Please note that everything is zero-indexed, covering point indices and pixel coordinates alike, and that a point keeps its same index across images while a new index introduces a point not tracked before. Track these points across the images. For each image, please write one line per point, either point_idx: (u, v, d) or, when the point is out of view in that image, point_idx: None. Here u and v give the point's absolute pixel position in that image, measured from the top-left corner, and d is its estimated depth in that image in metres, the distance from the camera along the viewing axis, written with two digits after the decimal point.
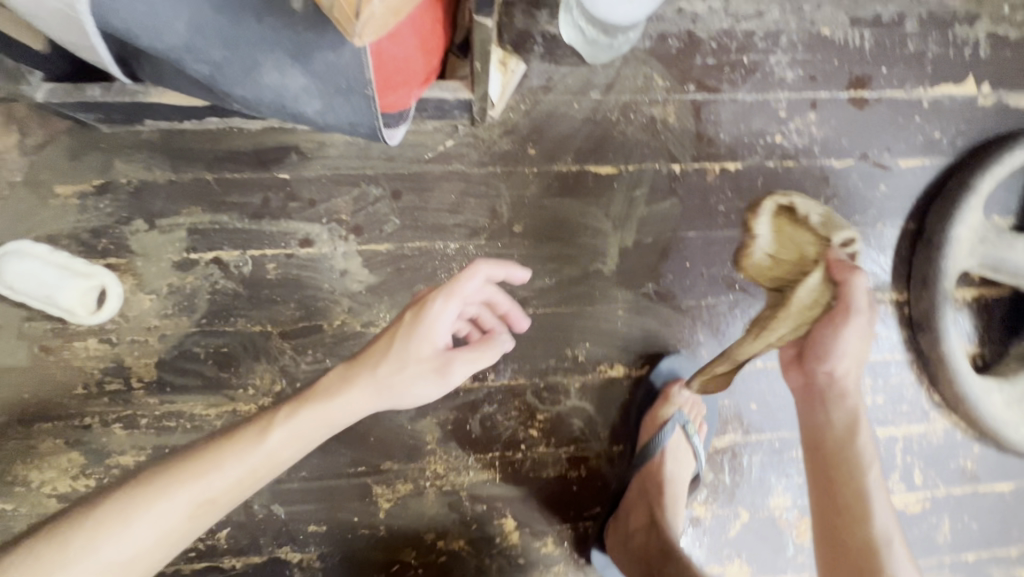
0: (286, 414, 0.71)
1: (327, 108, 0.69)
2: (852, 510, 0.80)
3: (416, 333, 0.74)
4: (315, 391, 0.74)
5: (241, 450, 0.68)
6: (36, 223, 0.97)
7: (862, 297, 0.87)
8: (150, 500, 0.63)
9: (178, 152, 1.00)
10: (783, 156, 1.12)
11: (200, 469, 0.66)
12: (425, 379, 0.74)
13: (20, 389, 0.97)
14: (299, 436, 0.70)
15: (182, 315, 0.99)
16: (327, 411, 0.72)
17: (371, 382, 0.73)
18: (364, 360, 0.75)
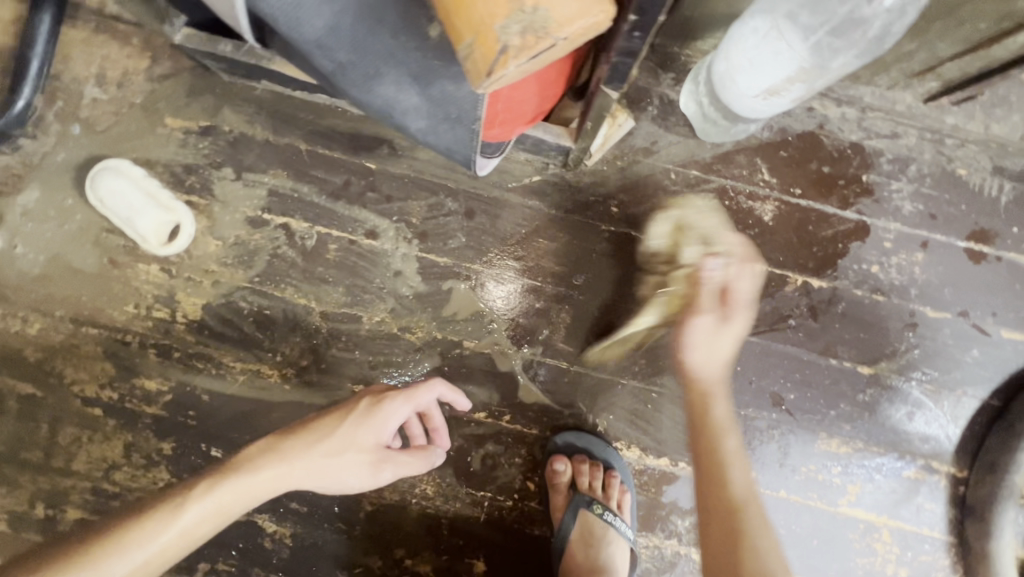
0: (245, 468, 0.78)
1: (431, 128, 0.69)
2: (716, 453, 0.74)
3: (367, 422, 0.82)
4: (244, 461, 0.79)
5: (155, 525, 0.73)
6: (140, 145, 1.03)
7: (698, 338, 0.79)
8: (172, 507, 0.74)
9: (282, 116, 1.03)
10: (874, 288, 1.05)
11: (181, 499, 0.75)
12: (359, 471, 0.81)
13: (80, 291, 1.03)
14: (258, 473, 0.77)
15: (240, 268, 1.03)
16: (272, 477, 0.78)
17: (327, 426, 0.81)
18: (312, 451, 0.80)
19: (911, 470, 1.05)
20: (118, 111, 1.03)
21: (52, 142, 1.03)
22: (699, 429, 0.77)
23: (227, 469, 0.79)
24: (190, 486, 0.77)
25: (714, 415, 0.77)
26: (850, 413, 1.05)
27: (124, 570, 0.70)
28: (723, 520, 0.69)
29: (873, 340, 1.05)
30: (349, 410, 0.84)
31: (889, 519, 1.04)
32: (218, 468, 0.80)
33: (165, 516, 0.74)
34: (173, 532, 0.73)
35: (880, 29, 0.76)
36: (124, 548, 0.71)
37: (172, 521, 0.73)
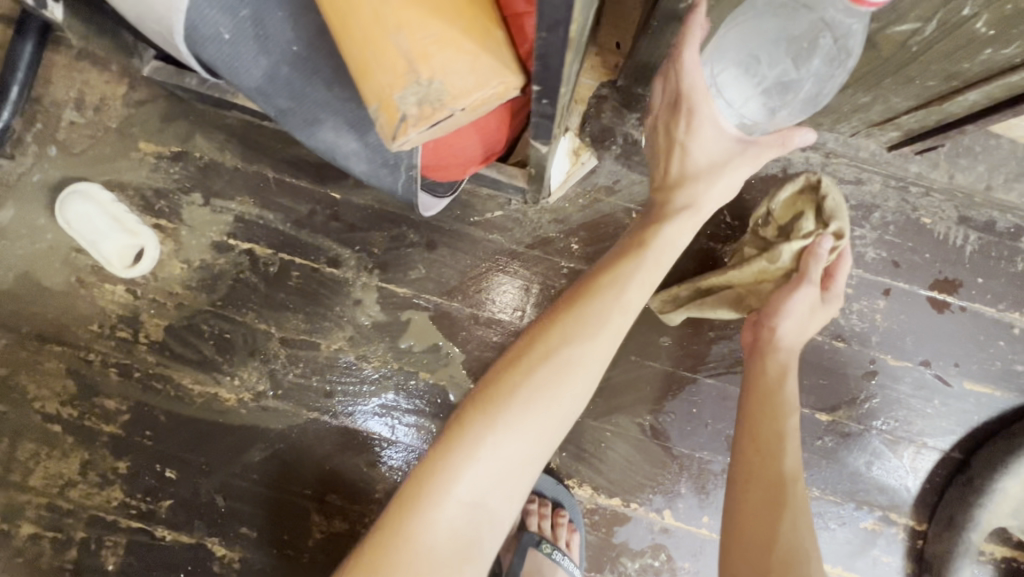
0: (505, 405, 0.76)
1: (372, 172, 0.70)
2: (777, 424, 0.80)
3: (595, 309, 0.79)
4: (524, 371, 0.77)
5: (506, 422, 0.76)
6: (112, 169, 1.06)
7: (796, 306, 0.84)
8: (491, 422, 0.76)
9: (253, 144, 1.06)
10: (834, 335, 1.04)
11: (545, 383, 0.77)
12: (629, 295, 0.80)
13: (47, 308, 1.05)
14: (568, 351, 0.78)
15: (203, 291, 1.05)
16: (587, 367, 0.77)
17: (638, 270, 0.81)
18: (574, 360, 0.77)
19: (868, 520, 1.03)
20: (93, 134, 1.06)
21: (28, 162, 1.06)
22: (755, 410, 0.82)
23: (499, 406, 0.76)
24: (474, 410, 0.76)
25: (774, 362, 0.85)
26: (807, 459, 1.03)
27: (459, 511, 0.74)
28: (768, 488, 0.75)
29: (833, 387, 1.04)
30: (667, 189, 0.81)
31: (844, 571, 1.02)
32: (473, 412, 0.77)
33: (470, 445, 0.75)
34: (530, 441, 0.76)
35: (812, 89, 0.78)
36: (456, 493, 0.75)
37: (514, 418, 0.76)
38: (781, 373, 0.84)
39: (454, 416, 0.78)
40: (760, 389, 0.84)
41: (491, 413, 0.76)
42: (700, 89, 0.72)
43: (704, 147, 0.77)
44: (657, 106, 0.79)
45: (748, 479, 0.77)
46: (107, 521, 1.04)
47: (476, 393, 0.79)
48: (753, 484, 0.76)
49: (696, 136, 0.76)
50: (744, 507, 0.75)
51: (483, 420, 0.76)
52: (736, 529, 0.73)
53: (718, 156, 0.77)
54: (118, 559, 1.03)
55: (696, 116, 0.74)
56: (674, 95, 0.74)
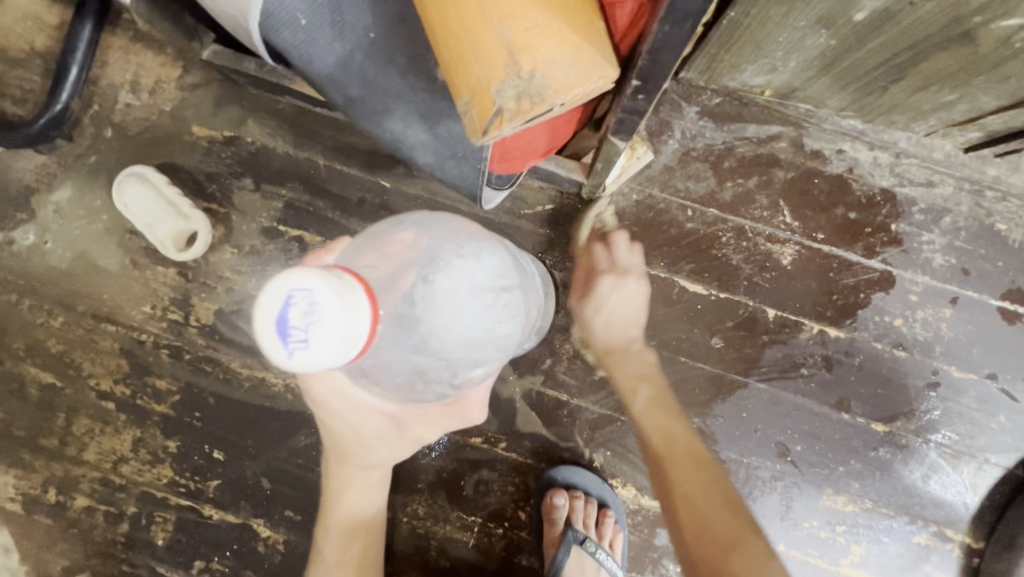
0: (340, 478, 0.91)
1: (438, 164, 0.68)
2: (675, 453, 0.94)
3: (328, 413, 0.81)
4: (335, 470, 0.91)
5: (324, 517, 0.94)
6: (166, 152, 1.06)
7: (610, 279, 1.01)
8: (325, 519, 0.94)
9: (304, 130, 1.05)
10: (896, 343, 1.00)
11: (341, 476, 0.91)
12: (375, 417, 0.77)
13: (102, 288, 1.07)
14: (345, 463, 0.89)
15: (253, 276, 1.05)
16: (392, 442, 0.81)
17: (349, 395, 0.75)
18: (391, 436, 0.80)
19: (922, 535, 1.00)
20: (148, 117, 1.07)
21: (85, 143, 1.07)
22: (677, 468, 0.93)
23: (336, 487, 0.92)
24: (324, 518, 0.94)
25: (634, 361, 0.99)
26: (861, 470, 1.00)
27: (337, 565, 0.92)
28: (711, 522, 0.88)
29: (891, 396, 1.00)
30: (346, 453, 0.87)
31: None
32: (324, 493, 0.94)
33: (323, 535, 0.94)
34: (364, 497, 0.93)
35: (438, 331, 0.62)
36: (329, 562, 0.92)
37: (339, 507, 0.93)
38: (638, 381, 0.98)
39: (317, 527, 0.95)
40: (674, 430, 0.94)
41: (332, 491, 0.93)
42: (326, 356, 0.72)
43: (354, 430, 0.81)
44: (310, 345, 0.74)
45: (704, 540, 0.87)
46: (157, 498, 1.06)
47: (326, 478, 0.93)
48: (702, 505, 0.90)
49: (334, 424, 0.82)
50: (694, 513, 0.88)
51: (328, 517, 0.94)
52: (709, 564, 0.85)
53: (371, 417, 0.77)
54: (168, 534, 1.06)
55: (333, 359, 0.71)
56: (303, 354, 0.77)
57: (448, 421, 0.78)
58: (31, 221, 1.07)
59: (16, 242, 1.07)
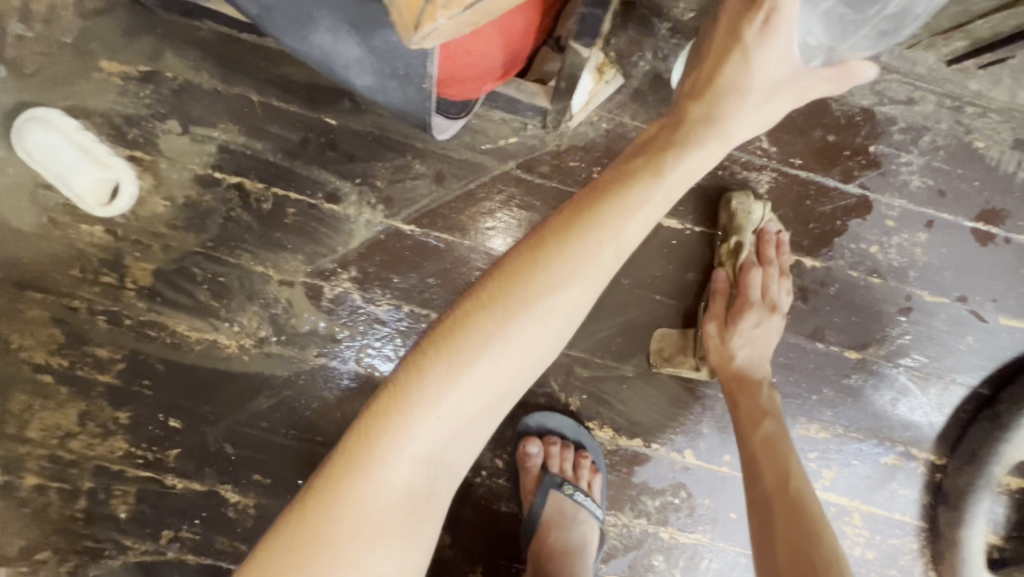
0: (574, 270, 0.52)
1: (378, 86, 0.60)
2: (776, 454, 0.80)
3: (721, 95, 0.59)
4: (554, 266, 0.52)
5: (463, 343, 0.52)
6: (73, 92, 0.93)
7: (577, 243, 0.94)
8: (455, 371, 0.52)
9: (232, 62, 0.93)
10: (871, 269, 0.98)
11: (577, 263, 0.52)
12: (781, 89, 0.60)
13: (20, 252, 0.96)
14: (648, 203, 0.54)
15: (191, 231, 0.96)
16: (697, 155, 0.57)
17: (727, 78, 0.59)
18: (694, 132, 0.58)
19: (889, 456, 1.02)
20: (46, 51, 0.92)
21: None
22: (768, 469, 0.78)
23: (526, 297, 0.52)
24: (456, 345, 0.52)
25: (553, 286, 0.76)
26: (833, 397, 1.01)
27: (399, 485, 0.55)
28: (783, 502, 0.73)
29: (864, 324, 0.99)
30: (701, 105, 0.59)
31: (861, 504, 1.03)
32: (490, 298, 0.53)
33: (445, 388, 0.53)
34: (539, 334, 0.53)
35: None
36: (407, 441, 0.54)
37: (452, 378, 0.53)
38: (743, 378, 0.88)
39: (418, 342, 0.55)
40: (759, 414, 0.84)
41: (494, 324, 0.52)
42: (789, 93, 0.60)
43: (760, 69, 0.58)
44: None
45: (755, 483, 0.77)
46: (113, 471, 1.00)
47: (482, 279, 0.54)
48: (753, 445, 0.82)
49: (744, 60, 0.58)
50: (787, 529, 0.69)
51: (483, 335, 0.52)
52: (770, 500, 0.74)
53: (779, 78, 0.59)
54: (130, 507, 1.01)
55: (800, 96, 0.61)
56: None
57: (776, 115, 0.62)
58: None
59: None
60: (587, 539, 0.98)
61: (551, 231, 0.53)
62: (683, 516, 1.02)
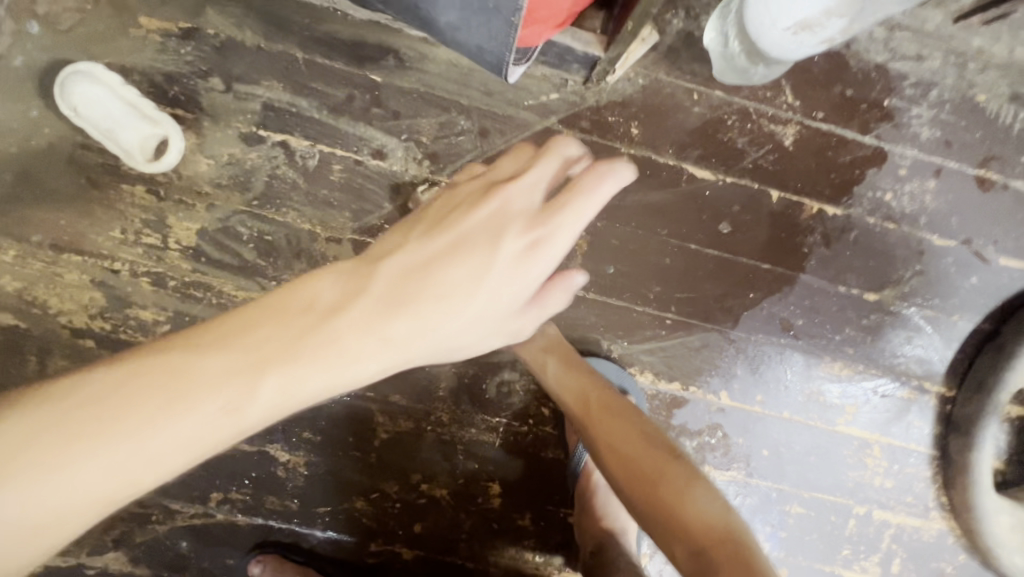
0: (301, 356, 0.51)
1: (462, 21, 0.64)
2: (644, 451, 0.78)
3: (480, 205, 0.59)
4: (290, 349, 0.51)
5: (214, 381, 0.48)
6: (110, 49, 0.91)
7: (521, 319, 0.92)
8: (178, 399, 0.47)
9: (275, 19, 0.93)
10: (886, 216, 1.06)
11: (309, 346, 0.51)
12: (497, 259, 0.57)
13: (58, 215, 0.94)
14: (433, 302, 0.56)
15: (236, 190, 0.96)
16: (456, 261, 0.57)
17: (471, 189, 0.61)
18: (450, 241, 0.57)
19: (904, 390, 1.10)
20: (82, 7, 0.91)
21: (6, 42, 0.90)
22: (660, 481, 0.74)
23: (263, 361, 0.50)
24: (159, 358, 0.49)
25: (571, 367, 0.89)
26: (854, 337, 1.08)
27: (97, 472, 0.46)
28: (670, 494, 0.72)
29: (881, 267, 1.06)
30: (493, 215, 0.58)
31: (880, 437, 1.10)
32: (284, 309, 0.52)
33: (164, 415, 0.47)
34: (263, 404, 0.50)
35: None
36: (66, 481, 0.45)
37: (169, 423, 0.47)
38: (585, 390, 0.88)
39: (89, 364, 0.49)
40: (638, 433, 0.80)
41: (222, 364, 0.49)
42: (546, 217, 0.56)
43: (458, 268, 0.57)
44: (525, 147, 0.62)
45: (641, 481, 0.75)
46: None
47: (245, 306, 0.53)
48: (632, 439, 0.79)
49: (476, 211, 0.58)
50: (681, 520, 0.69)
51: (172, 367, 0.48)
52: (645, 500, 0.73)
53: (506, 254, 0.57)
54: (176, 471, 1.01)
55: (536, 233, 0.56)
56: (498, 178, 0.60)
57: (519, 290, 0.57)
58: None
59: None
60: None
61: (320, 271, 0.55)
62: (719, 454, 1.08)
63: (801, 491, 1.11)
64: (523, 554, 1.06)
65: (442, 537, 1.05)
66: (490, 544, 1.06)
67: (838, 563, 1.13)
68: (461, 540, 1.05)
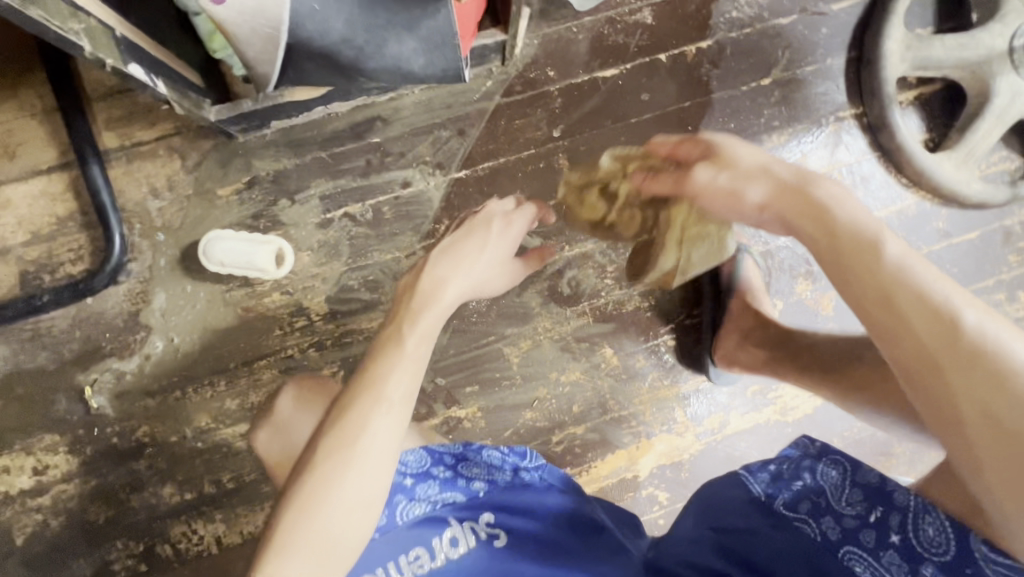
0: (417, 310, 0.92)
1: (428, 59, 1.00)
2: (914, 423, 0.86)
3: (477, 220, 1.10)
4: (412, 307, 0.93)
5: (387, 369, 0.82)
6: (212, 221, 1.31)
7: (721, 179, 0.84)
8: (376, 399, 0.79)
9: (296, 142, 1.33)
10: (742, 26, 1.43)
11: (418, 328, 0.89)
12: (494, 229, 1.07)
13: (237, 341, 1.32)
14: (452, 290, 0.97)
15: (333, 260, 1.33)
16: (473, 242, 1.05)
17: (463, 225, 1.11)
18: (458, 236, 1.06)
19: (829, 127, 1.46)
20: (181, 206, 1.30)
21: (149, 254, 1.29)
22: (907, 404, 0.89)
23: (403, 317, 0.91)
24: (352, 400, 0.79)
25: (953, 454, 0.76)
26: (774, 113, 1.44)
27: (354, 501, 0.75)
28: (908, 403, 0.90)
29: (760, 59, 1.44)
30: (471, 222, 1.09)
31: (835, 165, 1.46)
32: (393, 330, 0.90)
33: (369, 422, 0.77)
34: (405, 382, 0.81)
35: None
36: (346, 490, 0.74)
37: (378, 418, 0.78)
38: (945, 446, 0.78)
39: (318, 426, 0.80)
40: (881, 291, 0.66)
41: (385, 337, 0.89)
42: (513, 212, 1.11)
43: (468, 254, 1.03)
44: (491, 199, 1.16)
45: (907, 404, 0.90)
46: None
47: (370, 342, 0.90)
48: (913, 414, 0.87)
49: (466, 232, 1.07)
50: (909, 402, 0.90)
51: (362, 390, 0.80)
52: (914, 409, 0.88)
53: (490, 233, 1.07)
54: None
55: (510, 219, 1.10)
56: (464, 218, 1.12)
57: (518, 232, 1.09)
58: (151, 333, 1.29)
59: (149, 354, 1.29)
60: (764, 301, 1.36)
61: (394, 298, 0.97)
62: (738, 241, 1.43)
63: None
64: (654, 382, 1.41)
65: (595, 403, 1.39)
66: (628, 389, 1.40)
67: None
68: (608, 397, 1.40)
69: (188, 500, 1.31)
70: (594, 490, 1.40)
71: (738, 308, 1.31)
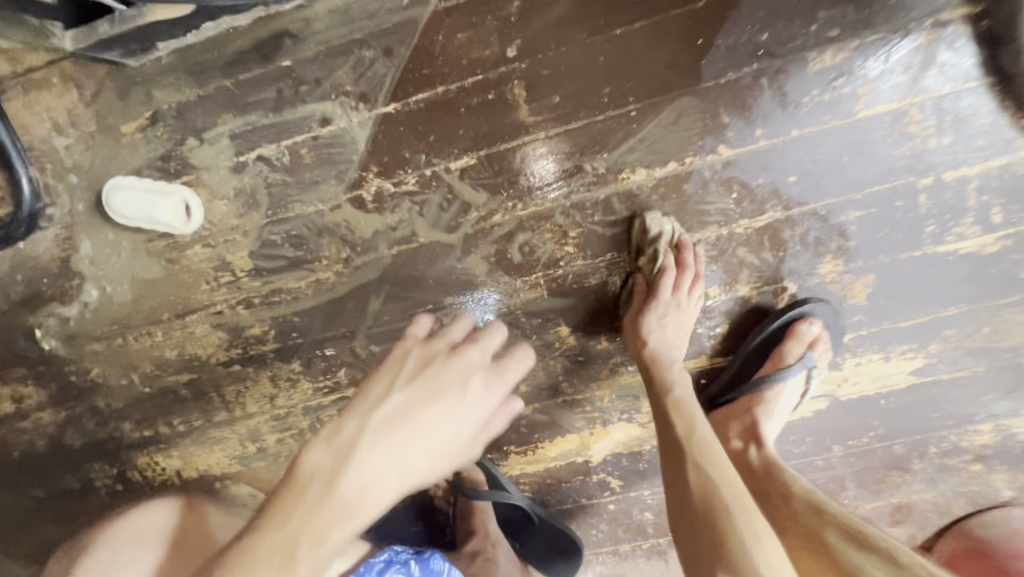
0: (322, 522, 0.62)
1: None
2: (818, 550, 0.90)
3: (443, 366, 0.74)
4: (319, 511, 0.62)
5: None
6: (119, 163, 1.17)
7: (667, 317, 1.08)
8: None
9: (197, 67, 1.11)
10: None
11: (317, 522, 0.62)
12: (465, 401, 0.71)
13: (167, 293, 1.25)
14: (396, 477, 0.66)
15: (252, 211, 1.18)
16: (426, 411, 0.69)
17: (416, 357, 0.75)
18: (416, 394, 0.71)
19: (920, 37, 0.98)
20: (86, 145, 1.17)
21: (66, 197, 1.20)
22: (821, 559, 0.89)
23: (298, 526, 0.62)
24: None
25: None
26: (833, 16, 0.99)
27: None
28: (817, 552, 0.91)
29: None
30: (430, 361, 0.74)
31: (915, 98, 1.00)
32: (282, 508, 0.63)
33: None
34: None
35: None
36: None
37: None
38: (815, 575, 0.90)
39: None
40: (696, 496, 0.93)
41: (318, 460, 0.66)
42: (491, 368, 0.74)
43: (429, 417, 0.69)
44: (463, 320, 0.79)
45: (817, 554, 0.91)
46: (315, 406, 1.30)
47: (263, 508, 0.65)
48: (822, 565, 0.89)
49: (426, 381, 0.72)
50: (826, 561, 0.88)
51: None
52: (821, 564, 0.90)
53: (457, 416, 0.70)
54: None
55: (492, 385, 0.73)
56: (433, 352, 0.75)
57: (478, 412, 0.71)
58: (84, 281, 1.26)
59: (88, 302, 1.27)
60: (781, 409, 1.14)
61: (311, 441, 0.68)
62: (748, 205, 1.08)
63: (851, 195, 1.06)
64: (617, 367, 1.21)
65: (546, 385, 1.23)
66: (586, 372, 1.21)
67: (928, 244, 1.07)
68: (561, 380, 1.22)
69: (147, 436, 1.37)
70: (540, 469, 1.30)
71: (742, 406, 1.14)
